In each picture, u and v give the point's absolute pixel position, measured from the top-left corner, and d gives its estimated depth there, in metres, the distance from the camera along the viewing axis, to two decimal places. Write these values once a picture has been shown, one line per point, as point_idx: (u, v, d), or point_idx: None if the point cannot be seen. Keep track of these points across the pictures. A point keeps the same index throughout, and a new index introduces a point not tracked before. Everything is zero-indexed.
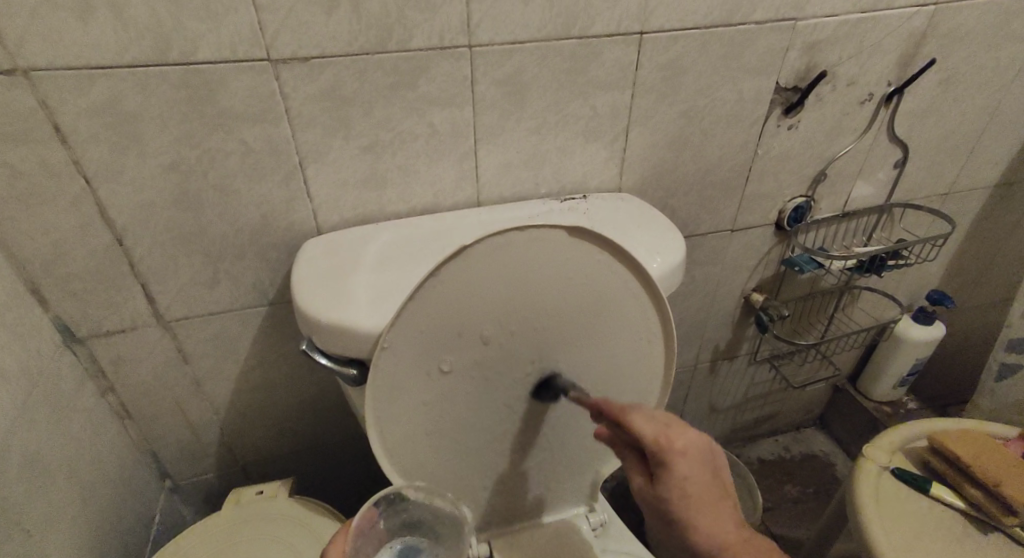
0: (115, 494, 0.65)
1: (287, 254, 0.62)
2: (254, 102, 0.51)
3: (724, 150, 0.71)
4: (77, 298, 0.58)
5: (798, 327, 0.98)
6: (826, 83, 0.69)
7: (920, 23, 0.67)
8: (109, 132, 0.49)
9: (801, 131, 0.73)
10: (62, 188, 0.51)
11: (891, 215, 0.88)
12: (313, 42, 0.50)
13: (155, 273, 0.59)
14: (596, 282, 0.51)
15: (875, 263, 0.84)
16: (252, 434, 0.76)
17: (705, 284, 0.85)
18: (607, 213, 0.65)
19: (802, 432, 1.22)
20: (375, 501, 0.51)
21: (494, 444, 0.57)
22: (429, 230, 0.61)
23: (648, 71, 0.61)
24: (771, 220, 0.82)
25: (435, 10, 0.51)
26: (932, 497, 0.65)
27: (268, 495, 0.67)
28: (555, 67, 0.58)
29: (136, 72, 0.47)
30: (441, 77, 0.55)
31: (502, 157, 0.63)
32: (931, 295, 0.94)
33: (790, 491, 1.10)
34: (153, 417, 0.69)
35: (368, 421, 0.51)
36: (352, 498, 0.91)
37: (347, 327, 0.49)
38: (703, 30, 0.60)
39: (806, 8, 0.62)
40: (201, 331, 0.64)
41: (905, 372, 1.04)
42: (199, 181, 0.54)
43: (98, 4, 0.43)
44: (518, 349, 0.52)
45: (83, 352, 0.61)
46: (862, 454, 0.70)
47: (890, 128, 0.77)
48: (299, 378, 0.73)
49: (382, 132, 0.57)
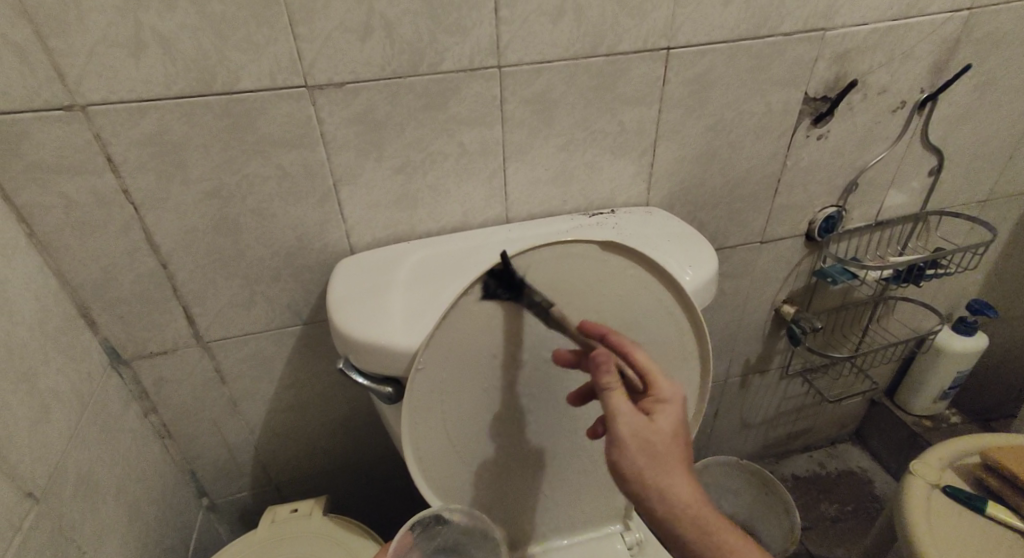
0: (158, 512, 0.66)
1: (321, 274, 0.63)
2: (292, 127, 0.53)
3: (753, 162, 0.71)
4: (124, 321, 0.59)
5: (831, 339, 0.96)
6: (856, 92, 0.68)
7: (953, 29, 0.66)
8: (156, 161, 0.51)
9: (832, 140, 0.72)
10: (112, 216, 0.53)
11: (926, 224, 0.86)
12: (348, 69, 0.51)
13: (196, 295, 0.60)
14: (630, 298, 0.51)
15: (913, 273, 0.82)
16: (285, 452, 0.77)
17: (735, 297, 0.84)
18: (636, 227, 0.64)
19: (837, 447, 1.19)
20: (410, 527, 0.52)
21: (528, 462, 0.57)
22: (461, 247, 0.62)
23: (675, 86, 0.62)
24: (802, 231, 0.80)
25: (465, 34, 0.52)
26: (989, 516, 0.62)
27: (304, 513, 0.67)
28: (583, 84, 0.59)
29: (183, 103, 0.49)
30: (471, 98, 0.56)
31: (531, 175, 0.64)
32: (973, 304, 0.91)
33: (829, 509, 1.07)
34: (192, 436, 0.71)
35: (402, 440, 0.51)
36: (382, 517, 0.91)
37: (384, 346, 0.50)
38: (730, 44, 0.60)
39: (835, 18, 0.62)
40: (238, 351, 0.66)
41: (946, 384, 1.01)
42: (238, 206, 0.56)
43: (149, 41, 0.45)
44: (552, 370, 0.52)
45: (127, 373, 0.63)
46: (912, 471, 0.68)
47: (924, 135, 0.75)
48: (331, 396, 0.74)
49: (414, 153, 0.58)
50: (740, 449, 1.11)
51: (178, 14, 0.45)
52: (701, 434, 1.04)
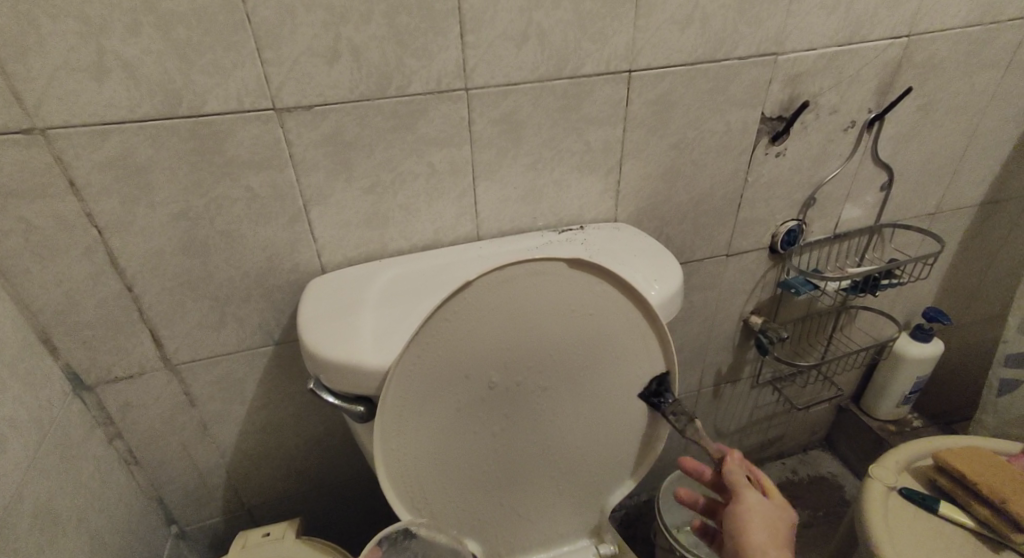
0: (122, 543, 0.64)
1: (293, 294, 0.63)
2: (260, 149, 0.53)
3: (716, 178, 0.74)
4: (88, 346, 0.58)
5: (798, 348, 0.99)
6: (810, 112, 0.72)
7: (895, 53, 0.70)
8: (121, 184, 0.51)
9: (789, 157, 0.75)
10: (74, 238, 0.52)
11: (882, 236, 0.90)
12: (315, 92, 0.52)
13: (164, 318, 0.60)
14: (598, 315, 0.52)
15: (869, 283, 0.86)
16: (258, 475, 0.76)
17: (704, 309, 0.87)
18: (605, 243, 0.66)
19: (809, 454, 1.21)
20: (378, 542, 0.54)
21: (503, 478, 0.57)
22: (433, 265, 0.62)
23: (638, 106, 0.64)
24: (765, 244, 0.83)
25: (432, 59, 0.54)
26: (941, 515, 0.65)
27: (275, 536, 0.66)
28: (548, 106, 0.60)
29: (148, 126, 0.49)
30: (439, 119, 0.57)
31: (500, 193, 0.65)
32: (928, 312, 0.95)
33: (802, 515, 1.09)
34: (161, 462, 0.69)
35: (376, 460, 0.51)
36: (359, 538, 0.90)
37: (356, 365, 0.50)
38: (688, 66, 0.63)
39: (786, 43, 0.65)
40: (207, 373, 0.65)
41: (907, 389, 1.05)
42: (207, 227, 0.56)
43: (112, 65, 0.46)
44: (524, 388, 0.53)
45: (91, 399, 0.62)
46: (870, 473, 0.70)
47: (876, 151, 0.79)
48: (305, 416, 0.73)
49: (384, 173, 0.59)
50: None
51: (144, 40, 0.45)
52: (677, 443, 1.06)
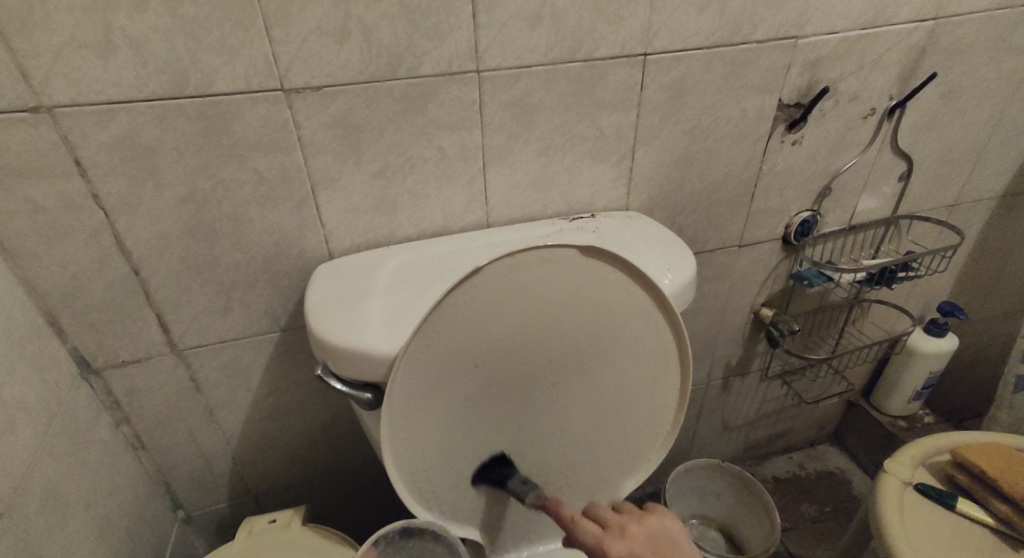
0: (129, 527, 0.64)
1: (300, 280, 0.63)
2: (268, 131, 0.52)
3: (730, 167, 0.72)
4: (94, 329, 0.58)
5: (808, 341, 0.98)
6: (828, 99, 0.70)
7: (918, 38, 0.68)
8: (127, 165, 0.50)
9: (805, 146, 0.74)
10: (81, 220, 0.52)
11: (897, 227, 0.88)
12: (325, 73, 0.51)
13: (170, 302, 0.59)
14: (608, 301, 0.51)
15: (885, 276, 0.83)
16: (264, 462, 0.76)
17: (715, 300, 0.85)
18: (616, 231, 0.65)
19: (816, 448, 1.21)
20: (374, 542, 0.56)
21: (510, 468, 0.56)
22: (440, 253, 0.61)
23: (652, 92, 0.62)
24: (779, 235, 0.82)
25: (443, 39, 0.53)
26: (960, 513, 0.64)
27: (282, 523, 0.66)
28: (561, 89, 0.59)
29: (154, 106, 0.48)
30: (449, 102, 0.56)
31: (511, 179, 0.64)
32: (943, 306, 0.93)
33: (810, 509, 1.08)
34: (167, 447, 0.69)
35: (383, 448, 0.50)
36: (364, 526, 0.90)
37: (362, 352, 0.49)
38: (705, 50, 0.61)
39: (806, 26, 0.63)
40: (213, 358, 0.64)
41: (919, 384, 1.03)
42: (214, 210, 0.55)
43: (119, 41, 0.45)
44: (532, 377, 0.52)
45: (98, 382, 0.61)
46: (887, 469, 0.69)
47: (895, 141, 0.78)
48: (311, 404, 0.73)
49: (393, 157, 0.58)
50: (722, 452, 1.12)
51: (151, 17, 0.44)
52: (683, 436, 1.05)
